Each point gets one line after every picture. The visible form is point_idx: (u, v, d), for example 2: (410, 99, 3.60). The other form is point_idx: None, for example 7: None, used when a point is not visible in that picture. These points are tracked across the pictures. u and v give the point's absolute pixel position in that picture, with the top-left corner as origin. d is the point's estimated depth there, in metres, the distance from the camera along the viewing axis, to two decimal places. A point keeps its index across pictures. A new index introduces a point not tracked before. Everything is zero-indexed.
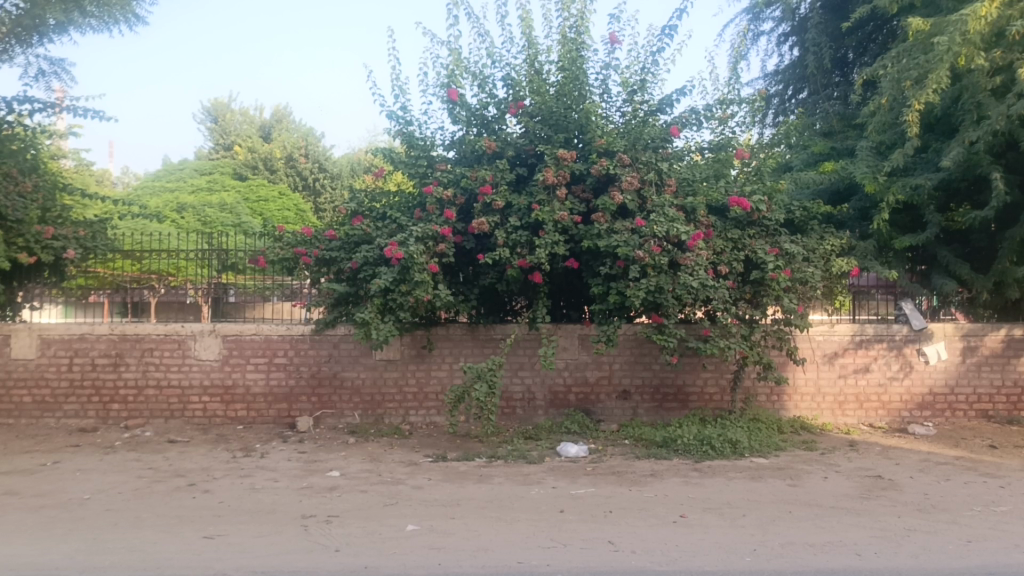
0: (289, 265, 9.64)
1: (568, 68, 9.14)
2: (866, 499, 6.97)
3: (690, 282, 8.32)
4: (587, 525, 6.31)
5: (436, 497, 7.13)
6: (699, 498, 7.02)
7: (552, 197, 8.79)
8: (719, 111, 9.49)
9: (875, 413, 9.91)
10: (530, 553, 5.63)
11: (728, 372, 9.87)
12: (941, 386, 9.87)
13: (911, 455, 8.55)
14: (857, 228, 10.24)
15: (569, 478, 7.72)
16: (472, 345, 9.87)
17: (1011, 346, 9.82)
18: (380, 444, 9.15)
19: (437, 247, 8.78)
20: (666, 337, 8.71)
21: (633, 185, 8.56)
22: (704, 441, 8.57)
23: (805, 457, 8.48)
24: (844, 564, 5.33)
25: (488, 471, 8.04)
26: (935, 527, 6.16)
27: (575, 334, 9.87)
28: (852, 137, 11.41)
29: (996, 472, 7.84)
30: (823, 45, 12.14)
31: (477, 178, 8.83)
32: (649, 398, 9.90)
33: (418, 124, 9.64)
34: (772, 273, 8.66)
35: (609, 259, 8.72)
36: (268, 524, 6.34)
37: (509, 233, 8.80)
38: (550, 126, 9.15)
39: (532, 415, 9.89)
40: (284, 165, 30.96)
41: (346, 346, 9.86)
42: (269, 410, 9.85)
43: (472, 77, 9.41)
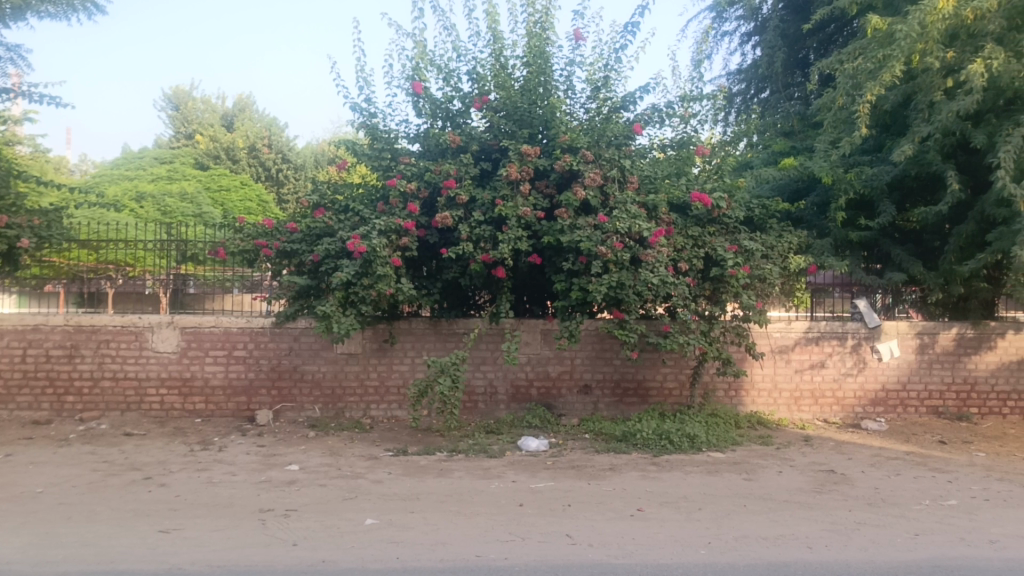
0: (251, 257, 9.56)
1: (534, 62, 9.15)
2: (818, 493, 7.11)
3: (651, 279, 8.41)
4: (545, 518, 6.36)
5: (396, 491, 7.14)
6: (657, 491, 7.11)
7: (517, 191, 8.82)
8: (682, 108, 9.59)
9: (830, 408, 10.09)
10: (488, 547, 5.66)
11: (687, 367, 9.98)
12: (894, 382, 10.07)
13: (863, 450, 8.74)
14: (814, 225, 10.43)
15: (529, 473, 7.76)
16: (434, 339, 9.86)
17: (961, 344, 10.01)
18: (341, 439, 9.12)
19: (400, 241, 8.74)
20: (628, 332, 8.78)
21: (596, 181, 8.61)
22: (664, 435, 8.70)
23: (760, 452, 8.62)
24: (795, 557, 5.45)
25: (448, 465, 8.06)
26: (883, 521, 6.32)
27: (538, 329, 9.92)
28: (811, 137, 11.60)
29: (945, 467, 8.04)
30: (778, 47, 12.33)
31: (441, 171, 8.85)
32: (610, 393, 9.97)
33: (383, 116, 9.60)
34: (731, 270, 8.79)
35: (572, 254, 8.77)
36: (226, 518, 6.29)
37: (473, 227, 8.77)
38: (514, 121, 9.15)
39: (495, 409, 9.94)
40: (247, 155, 30.60)
41: (307, 339, 9.79)
42: (228, 403, 9.76)
43: (437, 70, 9.39)
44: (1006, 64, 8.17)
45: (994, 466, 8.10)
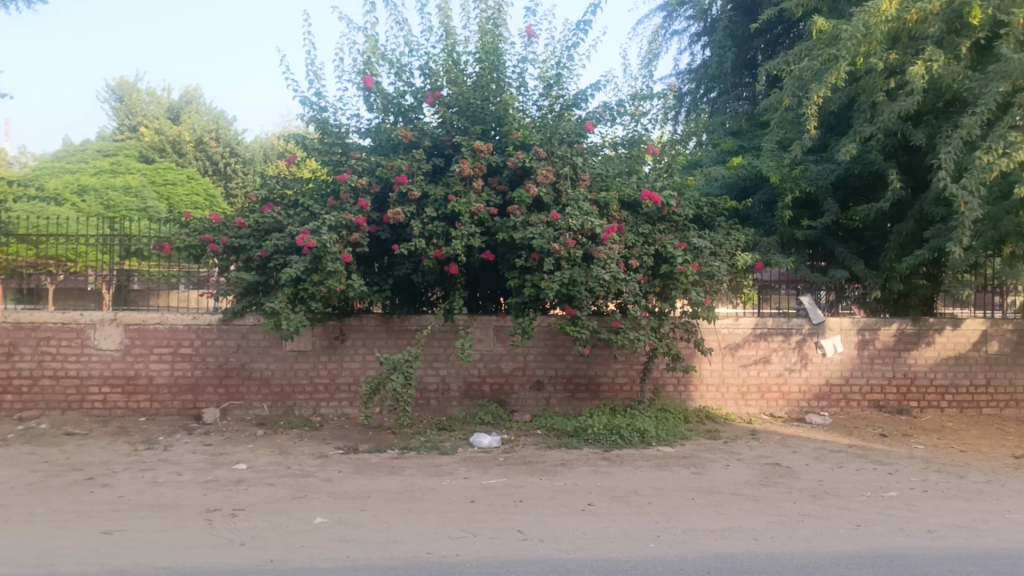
0: (197, 253, 9.34)
1: (486, 59, 9.14)
2: (764, 486, 7.25)
3: (602, 275, 8.49)
4: (497, 514, 6.37)
5: (346, 489, 7.08)
6: (607, 486, 7.18)
7: (469, 187, 8.81)
8: (632, 106, 9.68)
9: (775, 403, 10.28)
10: (439, 544, 5.64)
11: (638, 363, 10.06)
12: (837, 377, 10.29)
13: (807, 444, 8.93)
14: (761, 223, 10.60)
15: (481, 469, 7.77)
16: (386, 336, 9.78)
17: (901, 340, 10.27)
18: (290, 437, 9.01)
19: (351, 236, 8.66)
20: (579, 329, 8.86)
21: (548, 178, 8.65)
22: (614, 430, 8.78)
23: (708, 446, 8.75)
24: (741, 549, 5.55)
25: (399, 463, 8.01)
26: (826, 512, 6.47)
27: (490, 325, 9.93)
28: (758, 136, 11.80)
29: (885, 459, 8.26)
30: (728, 47, 12.51)
31: (393, 167, 8.79)
32: (561, 388, 10.02)
33: (333, 111, 9.46)
34: (680, 267, 8.92)
35: (524, 251, 8.78)
36: (171, 519, 6.17)
37: (426, 223, 8.75)
38: (467, 118, 9.13)
39: (446, 406, 9.92)
40: (193, 148, 30.02)
41: (255, 336, 9.64)
42: (174, 402, 9.57)
43: (389, 64, 9.31)
44: (945, 66, 8.42)
45: (931, 458, 8.34)
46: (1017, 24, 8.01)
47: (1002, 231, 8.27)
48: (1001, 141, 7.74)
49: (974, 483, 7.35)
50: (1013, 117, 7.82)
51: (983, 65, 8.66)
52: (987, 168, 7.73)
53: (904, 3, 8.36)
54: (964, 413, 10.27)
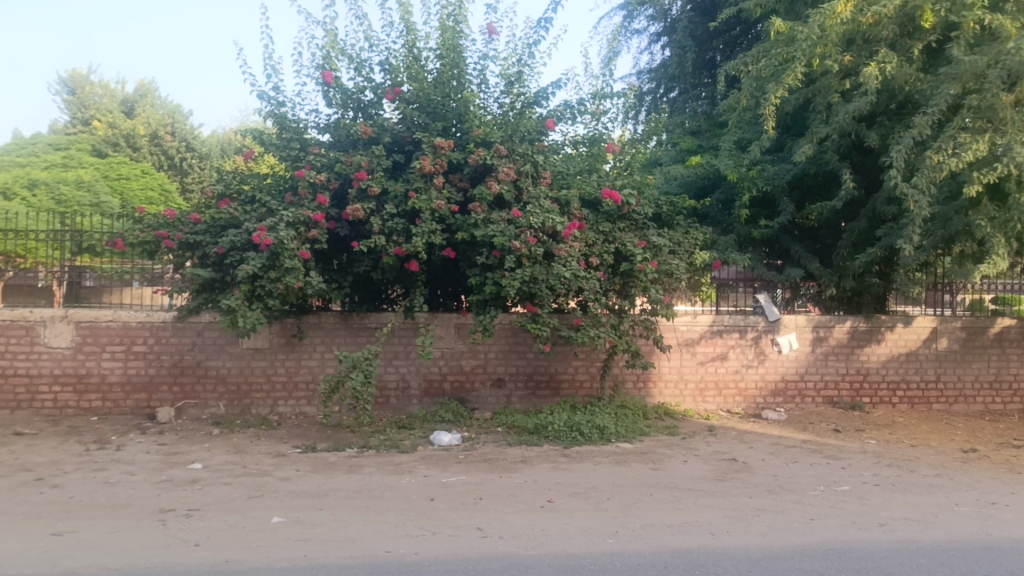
0: (151, 249, 9.23)
1: (447, 55, 9.10)
2: (721, 481, 7.34)
3: (563, 273, 8.51)
4: (456, 512, 6.35)
5: (304, 488, 7.01)
6: (566, 483, 7.21)
7: (430, 184, 8.77)
8: (593, 105, 9.72)
9: (733, 399, 10.41)
10: (398, 542, 5.62)
11: (598, 360, 10.11)
12: (793, 374, 10.45)
13: (763, 439, 9.06)
14: (719, 222, 10.72)
15: (441, 467, 7.74)
16: (345, 334, 9.70)
17: (855, 337, 10.46)
18: (246, 436, 8.89)
19: (309, 233, 8.57)
20: (540, 326, 8.87)
21: (510, 176, 8.63)
22: (574, 427, 8.82)
23: (667, 442, 8.83)
24: (698, 544, 5.61)
25: (358, 461, 7.95)
26: (781, 507, 6.57)
27: (451, 323, 9.89)
28: (716, 136, 11.93)
29: (839, 454, 8.41)
30: (688, 47, 12.63)
31: (352, 163, 8.72)
32: (522, 386, 10.02)
33: (292, 106, 9.34)
34: (640, 265, 8.98)
35: (485, 248, 8.76)
36: (124, 519, 6.05)
37: (385, 220, 8.69)
38: (428, 114, 9.08)
39: (406, 404, 9.86)
40: (148, 142, 29.47)
41: (211, 334, 9.49)
42: (127, 401, 9.39)
43: (348, 59, 9.23)
44: (898, 68, 8.59)
45: (883, 452, 8.52)
46: (967, 28, 8.20)
47: (951, 230, 8.45)
48: (951, 141, 7.91)
49: (924, 477, 7.52)
50: (962, 118, 8.01)
51: (934, 67, 8.86)
52: (937, 167, 7.90)
53: (858, 6, 8.51)
54: (915, 409, 10.50)
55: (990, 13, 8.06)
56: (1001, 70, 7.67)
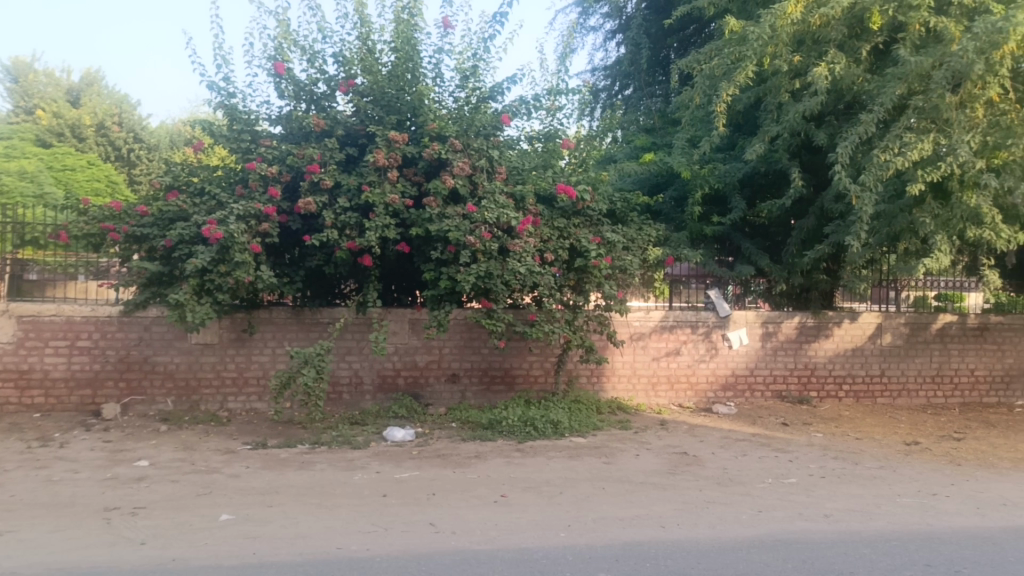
0: (96, 242, 8.99)
1: (401, 48, 9.03)
2: (672, 475, 7.43)
3: (518, 268, 8.51)
4: (409, 508, 6.33)
5: (253, 485, 6.91)
6: (520, 477, 7.22)
7: (384, 178, 8.70)
8: (548, 101, 9.74)
9: (684, 393, 10.54)
10: (349, 538, 5.57)
11: (553, 355, 10.14)
12: (743, 368, 10.61)
13: (713, 433, 9.19)
14: (672, 219, 10.83)
15: (394, 463, 7.70)
16: (297, 329, 9.59)
17: (802, 332, 10.66)
18: (195, 432, 8.74)
19: (260, 227, 8.45)
20: (495, 322, 8.90)
21: (465, 170, 8.61)
22: (528, 422, 8.85)
23: (619, 436, 8.90)
24: (649, 537, 5.66)
25: (309, 458, 7.87)
26: (730, 499, 6.68)
27: (406, 318, 9.84)
28: (670, 133, 12.04)
29: (786, 447, 8.57)
30: (642, 44, 12.72)
31: (304, 155, 8.61)
32: (477, 381, 10.02)
33: (242, 97, 9.17)
34: (594, 261, 9.04)
35: (440, 243, 8.73)
36: (66, 518, 5.91)
37: (338, 214, 8.60)
38: (382, 108, 9.00)
39: (359, 400, 9.79)
40: (94, 133, 28.75)
41: (159, 329, 9.31)
42: (71, 397, 9.16)
43: (301, 50, 9.11)
44: (846, 68, 8.76)
45: (829, 445, 8.71)
46: (913, 30, 8.41)
47: (896, 228, 8.65)
48: (897, 141, 8.08)
49: (868, 469, 7.71)
50: (908, 118, 8.20)
51: (881, 69, 9.06)
52: (884, 166, 8.07)
53: (808, 7, 8.66)
54: (860, 403, 10.75)
55: (934, 16, 8.28)
56: (945, 71, 7.87)
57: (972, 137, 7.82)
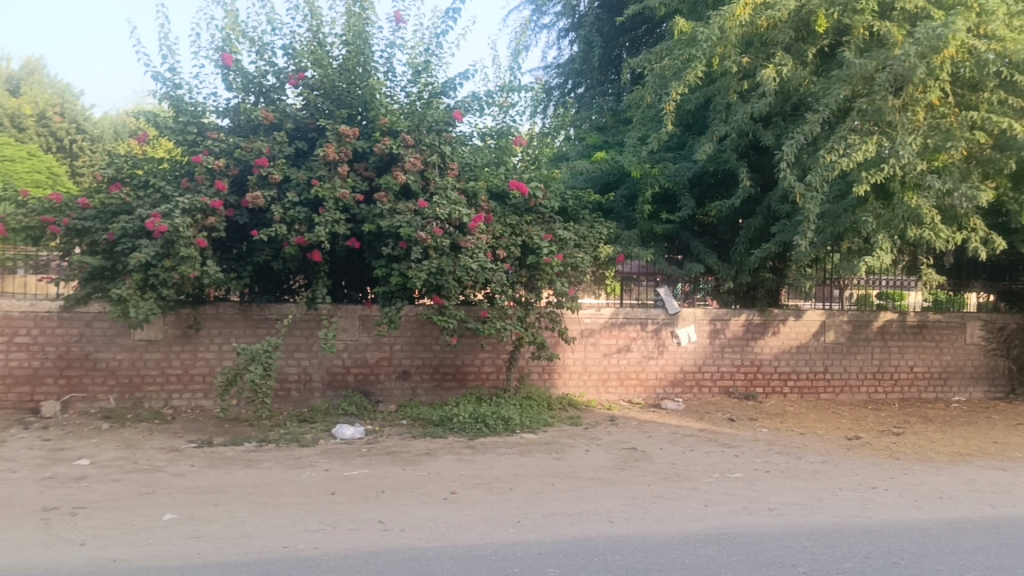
0: (36, 235, 8.80)
1: (353, 42, 8.94)
2: (620, 470, 7.50)
3: (470, 264, 8.51)
4: (357, 505, 6.28)
5: (198, 484, 6.79)
6: (470, 474, 7.22)
7: (334, 173, 8.61)
8: (500, 97, 9.73)
9: (634, 390, 10.63)
10: (296, 537, 5.51)
11: (504, 352, 10.14)
12: (691, 365, 10.76)
13: (661, 428, 9.30)
14: (623, 217, 10.92)
15: (342, 460, 7.64)
16: (244, 325, 9.44)
17: (749, 330, 10.84)
18: (138, 430, 8.56)
19: (206, 221, 8.30)
20: (447, 318, 8.84)
21: (416, 166, 8.56)
22: (479, 419, 8.85)
23: (570, 432, 8.95)
24: (597, 532, 5.71)
25: (256, 456, 7.76)
26: (677, 494, 6.77)
27: (356, 315, 9.76)
28: (622, 132, 12.13)
29: (733, 442, 8.72)
30: (595, 43, 12.79)
31: (252, 149, 8.48)
32: (428, 378, 9.98)
33: (189, 89, 8.98)
34: (546, 258, 9.07)
35: (391, 239, 8.67)
36: (2, 519, 5.73)
37: (287, 209, 8.49)
38: (332, 101, 8.91)
39: (308, 397, 9.69)
40: (35, 123, 27.91)
41: (101, 325, 9.08)
42: (8, 394, 8.90)
43: (249, 42, 8.96)
44: (793, 70, 8.93)
45: (773, 440, 8.88)
46: (857, 33, 8.62)
47: (840, 227, 8.83)
48: (842, 142, 8.26)
49: (810, 463, 7.88)
50: (852, 120, 8.39)
51: (826, 71, 9.25)
52: (829, 167, 8.23)
53: (756, 9, 8.79)
54: (804, 398, 10.98)
55: (877, 21, 8.49)
56: (888, 74, 8.07)
57: (913, 139, 8.03)
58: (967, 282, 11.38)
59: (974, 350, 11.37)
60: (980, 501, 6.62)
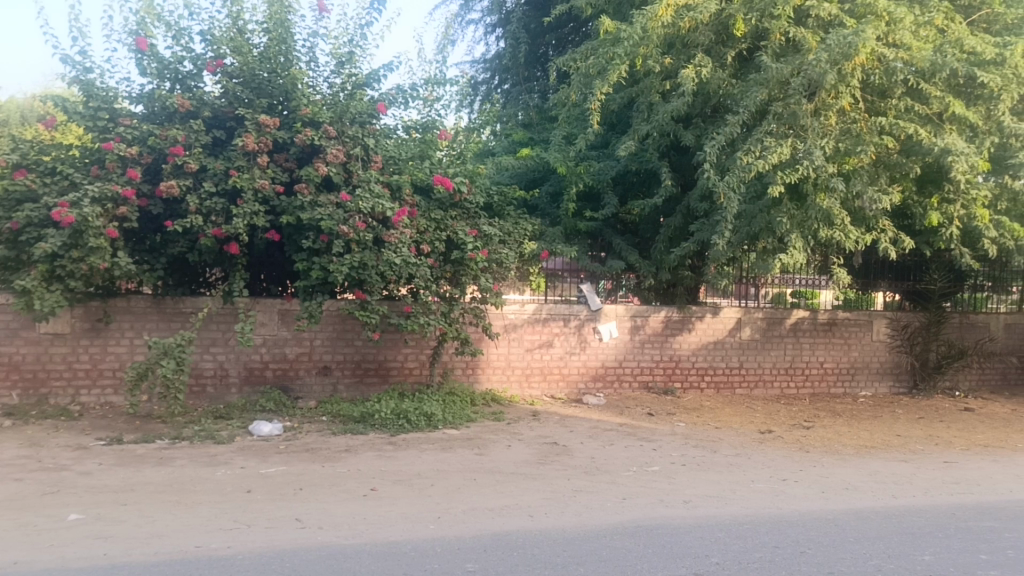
0: None
1: (274, 30, 8.75)
2: (541, 465, 7.55)
3: (393, 259, 8.43)
4: (274, 504, 6.16)
5: (106, 483, 6.55)
6: (390, 470, 7.17)
7: (253, 163, 8.41)
8: (425, 91, 9.67)
9: (556, 385, 10.73)
10: (209, 536, 5.37)
11: (428, 347, 10.08)
12: (612, 361, 10.91)
13: (583, 423, 9.41)
14: (548, 213, 10.99)
15: (259, 458, 7.48)
16: (157, 319, 9.15)
17: (669, 326, 11.05)
18: (42, 428, 8.20)
19: (117, 210, 8.02)
20: (369, 313, 8.74)
21: (338, 158, 8.44)
22: (401, 415, 8.79)
23: (492, 428, 8.98)
24: (517, 526, 5.74)
25: (168, 454, 7.53)
26: (596, 487, 6.85)
27: (275, 309, 9.56)
28: (547, 129, 12.20)
29: (652, 436, 8.88)
30: (522, 39, 12.83)
31: (167, 137, 8.21)
32: (349, 373, 9.86)
33: (100, 73, 8.63)
34: (471, 253, 9.07)
35: (311, 232, 8.53)
36: None
37: (203, 199, 8.26)
38: (252, 90, 8.69)
39: (225, 393, 9.45)
40: None
41: (3, 318, 8.70)
42: None
43: (165, 27, 8.67)
44: (712, 72, 9.13)
45: (690, 434, 9.08)
46: (774, 38, 8.88)
47: (755, 227, 9.08)
48: (758, 145, 8.47)
49: (724, 457, 8.09)
50: (768, 123, 8.61)
51: (745, 74, 9.48)
52: (746, 168, 8.45)
53: (679, 11, 8.95)
54: (720, 393, 11.27)
55: (793, 26, 8.75)
56: (802, 79, 8.34)
57: (825, 142, 8.31)
58: (874, 282, 11.80)
59: (880, 347, 11.84)
60: (883, 492, 6.91)
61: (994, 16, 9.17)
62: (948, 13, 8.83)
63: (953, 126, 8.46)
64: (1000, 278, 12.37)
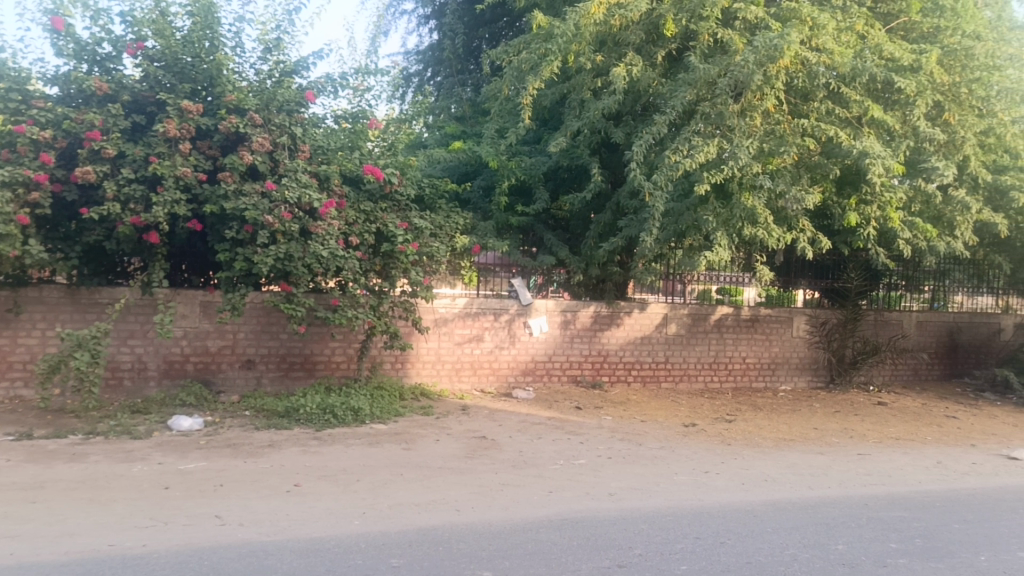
0: None
1: (199, 14, 8.50)
2: (469, 459, 7.54)
3: (320, 251, 8.29)
4: (193, 500, 5.99)
5: (14, 480, 6.27)
6: (316, 465, 7.06)
7: (174, 150, 8.16)
8: (355, 80, 9.52)
9: (486, 378, 10.72)
10: (123, 535, 5.19)
11: (356, 341, 9.95)
12: (542, 355, 10.96)
13: (512, 417, 9.44)
14: (480, 207, 10.96)
15: (179, 453, 7.27)
16: (71, 310, 8.82)
17: (598, 321, 11.15)
18: None
19: (29, 196, 7.69)
20: (294, 306, 8.55)
21: (264, 146, 8.25)
22: (327, 409, 8.66)
23: (420, 422, 8.93)
24: (443, 521, 5.72)
25: (81, 449, 7.25)
26: (524, 481, 6.88)
27: (197, 300, 9.31)
28: (479, 123, 12.18)
29: (579, 430, 8.96)
30: (458, 31, 12.78)
31: (83, 121, 7.89)
32: (274, 367, 9.66)
33: (12, 52, 8.23)
34: (400, 246, 8.97)
35: (236, 223, 8.32)
36: None
37: (121, 186, 7.96)
38: (174, 75, 8.41)
39: (143, 387, 9.15)
40: None
41: None
42: None
43: (83, 6, 8.32)
44: (642, 71, 9.25)
45: (617, 428, 9.20)
46: (702, 39, 9.03)
47: (682, 224, 9.25)
48: (686, 143, 8.59)
49: (649, 450, 8.22)
50: (696, 123, 8.75)
51: (674, 74, 9.63)
52: (674, 167, 8.56)
53: (611, 9, 9.02)
54: (647, 387, 11.44)
55: (721, 28, 8.92)
56: (729, 80, 8.51)
57: (750, 142, 8.49)
58: (795, 280, 12.17)
59: (799, 342, 12.20)
60: (800, 483, 7.12)
61: (911, 24, 9.55)
62: (868, 20, 9.16)
63: (871, 129, 8.76)
64: (913, 277, 12.88)
